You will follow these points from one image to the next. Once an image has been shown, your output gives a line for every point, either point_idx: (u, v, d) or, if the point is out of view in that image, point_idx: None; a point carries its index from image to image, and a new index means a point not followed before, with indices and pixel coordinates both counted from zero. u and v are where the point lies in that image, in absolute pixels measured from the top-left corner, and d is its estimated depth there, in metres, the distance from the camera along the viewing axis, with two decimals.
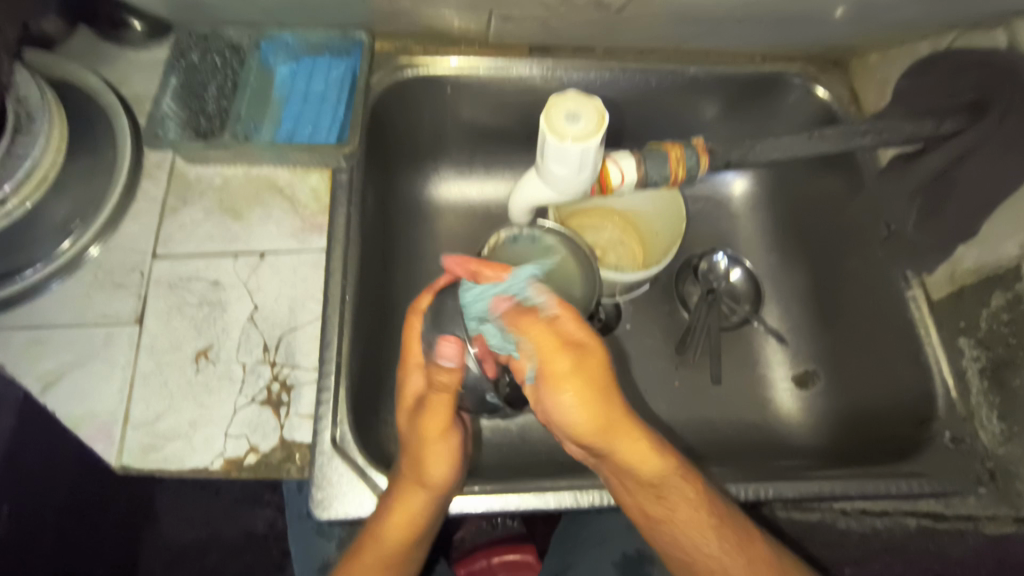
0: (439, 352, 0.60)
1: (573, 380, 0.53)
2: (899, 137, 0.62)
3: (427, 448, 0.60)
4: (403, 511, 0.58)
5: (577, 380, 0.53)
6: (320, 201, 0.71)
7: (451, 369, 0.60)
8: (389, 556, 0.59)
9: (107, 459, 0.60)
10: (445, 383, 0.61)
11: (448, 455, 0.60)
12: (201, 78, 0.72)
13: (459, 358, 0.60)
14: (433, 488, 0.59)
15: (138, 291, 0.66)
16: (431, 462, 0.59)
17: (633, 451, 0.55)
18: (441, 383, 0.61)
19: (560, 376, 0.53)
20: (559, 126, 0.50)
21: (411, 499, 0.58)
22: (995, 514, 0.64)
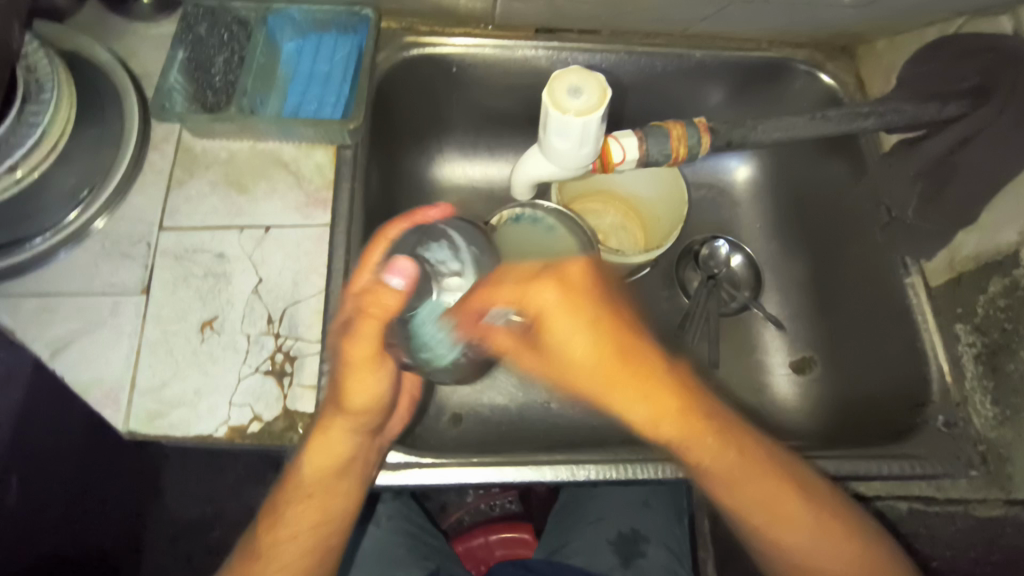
0: (390, 269, 0.52)
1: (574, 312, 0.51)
2: (900, 120, 0.63)
3: (352, 372, 0.57)
4: (325, 442, 0.59)
5: (591, 340, 0.52)
6: (325, 175, 0.72)
7: (399, 289, 0.52)
8: (320, 487, 0.60)
9: (113, 424, 0.61)
10: (393, 307, 0.53)
11: (377, 372, 0.58)
12: (208, 52, 0.71)
13: (409, 280, 0.52)
14: (355, 417, 0.59)
15: (144, 262, 0.67)
16: (355, 390, 0.58)
17: (658, 405, 0.54)
18: (386, 310, 0.53)
19: (567, 339, 0.52)
20: (562, 98, 0.51)
21: (337, 434, 0.59)
22: (985, 497, 0.65)
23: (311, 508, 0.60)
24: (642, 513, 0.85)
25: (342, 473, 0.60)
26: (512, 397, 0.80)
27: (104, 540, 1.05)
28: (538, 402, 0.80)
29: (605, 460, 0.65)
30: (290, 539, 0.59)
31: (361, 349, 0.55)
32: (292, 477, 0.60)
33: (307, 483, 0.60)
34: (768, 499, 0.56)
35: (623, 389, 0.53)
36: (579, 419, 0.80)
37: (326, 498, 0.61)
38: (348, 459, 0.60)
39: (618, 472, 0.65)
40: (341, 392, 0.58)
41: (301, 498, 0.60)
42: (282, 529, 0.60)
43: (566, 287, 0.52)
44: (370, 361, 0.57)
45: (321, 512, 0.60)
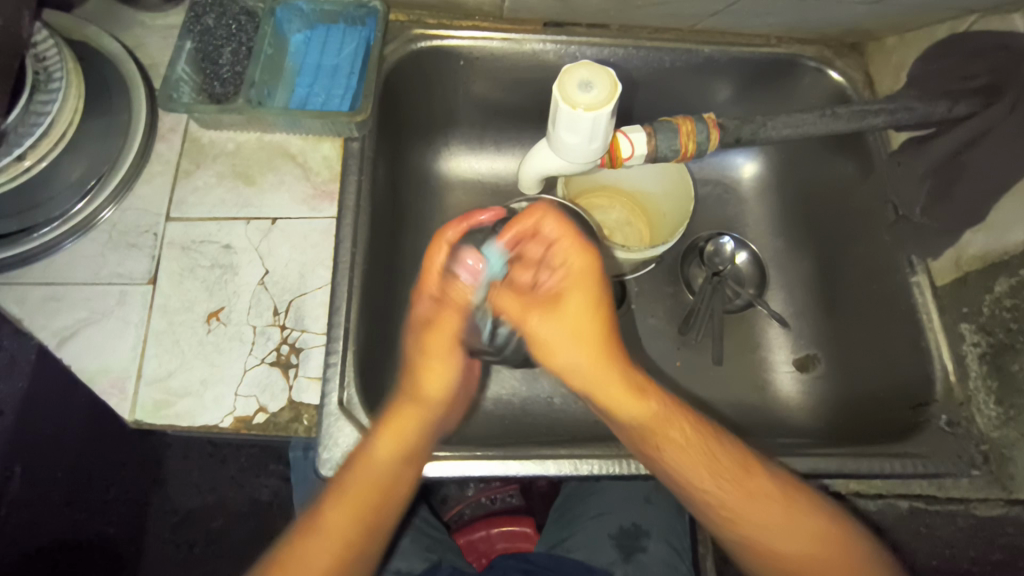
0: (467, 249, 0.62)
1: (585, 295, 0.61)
2: (909, 118, 0.63)
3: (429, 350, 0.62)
4: (399, 429, 0.59)
5: (587, 314, 0.60)
6: (332, 168, 0.72)
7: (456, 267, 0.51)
8: (378, 475, 0.58)
9: (120, 413, 0.62)
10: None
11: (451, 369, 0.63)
12: (215, 43, 0.71)
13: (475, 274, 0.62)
14: (425, 404, 0.61)
15: (152, 252, 0.67)
16: (433, 377, 0.62)
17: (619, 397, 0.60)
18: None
19: (576, 311, 0.60)
20: (571, 92, 0.50)
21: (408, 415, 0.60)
22: (986, 496, 0.65)
23: (366, 488, 0.58)
24: (644, 508, 0.85)
25: (408, 460, 0.60)
26: (516, 391, 0.81)
27: (105, 528, 1.05)
28: (541, 397, 0.81)
29: (608, 454, 0.66)
30: (341, 521, 0.57)
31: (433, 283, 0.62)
32: (359, 455, 0.59)
33: (379, 467, 0.58)
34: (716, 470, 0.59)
35: (606, 378, 0.60)
36: (582, 414, 0.80)
37: (378, 485, 0.58)
38: (409, 452, 0.60)
39: (621, 467, 0.65)
40: (418, 384, 0.62)
41: (365, 482, 0.58)
42: (333, 512, 0.57)
43: (587, 275, 0.62)
44: (441, 347, 0.62)
45: (371, 490, 0.58)
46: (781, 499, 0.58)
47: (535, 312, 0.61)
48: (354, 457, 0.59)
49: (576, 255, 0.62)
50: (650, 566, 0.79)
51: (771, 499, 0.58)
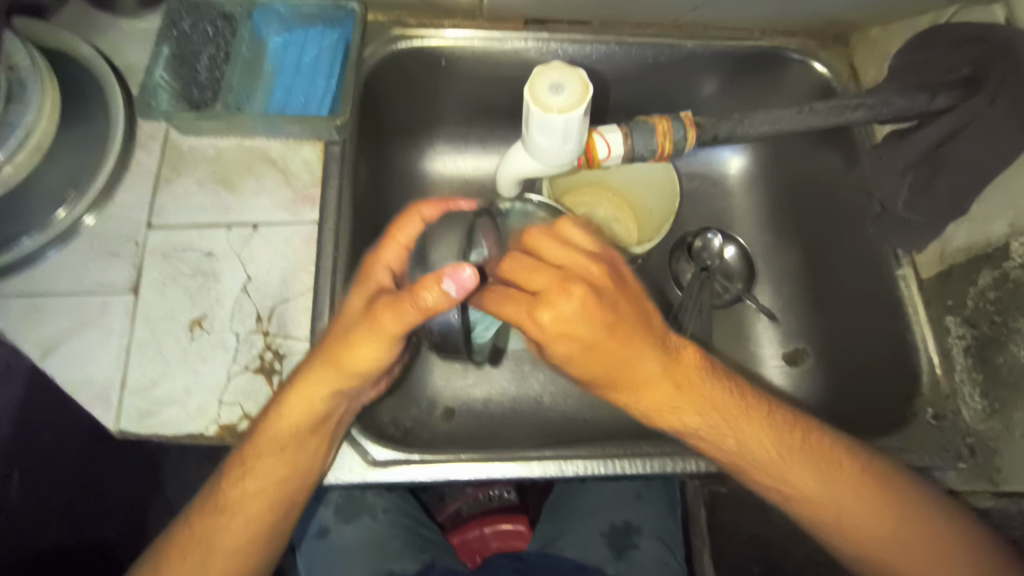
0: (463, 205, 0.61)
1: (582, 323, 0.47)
2: (890, 112, 0.62)
3: (364, 337, 0.52)
4: (303, 393, 0.55)
5: (603, 351, 0.49)
6: (312, 172, 0.72)
7: (449, 297, 0.48)
8: (286, 443, 0.57)
9: (105, 424, 0.62)
10: (428, 303, 0.49)
11: (383, 344, 0.52)
12: (192, 48, 0.71)
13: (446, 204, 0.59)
14: (343, 376, 0.55)
15: (132, 261, 0.67)
16: (342, 345, 0.53)
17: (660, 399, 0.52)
18: (421, 301, 0.49)
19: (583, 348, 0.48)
20: (543, 96, 0.50)
21: (317, 383, 0.55)
22: (974, 488, 0.66)
23: (269, 459, 0.57)
24: (634, 505, 0.85)
25: (316, 428, 0.57)
26: (505, 391, 0.81)
27: (104, 533, 1.04)
28: (531, 396, 0.81)
29: (594, 455, 0.66)
30: (253, 491, 0.57)
31: (395, 255, 0.56)
32: (268, 420, 0.57)
33: (279, 436, 0.57)
34: (684, 407, 0.53)
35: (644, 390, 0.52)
36: (571, 413, 0.80)
37: (295, 453, 0.57)
38: (317, 411, 0.56)
39: (608, 467, 0.66)
40: (340, 352, 0.53)
41: (269, 453, 0.57)
42: (244, 488, 0.57)
43: (579, 312, 0.47)
44: (385, 335, 0.52)
45: (275, 455, 0.57)
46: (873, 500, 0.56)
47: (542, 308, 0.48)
48: (261, 423, 0.57)
49: (576, 291, 0.47)
50: (642, 563, 0.79)
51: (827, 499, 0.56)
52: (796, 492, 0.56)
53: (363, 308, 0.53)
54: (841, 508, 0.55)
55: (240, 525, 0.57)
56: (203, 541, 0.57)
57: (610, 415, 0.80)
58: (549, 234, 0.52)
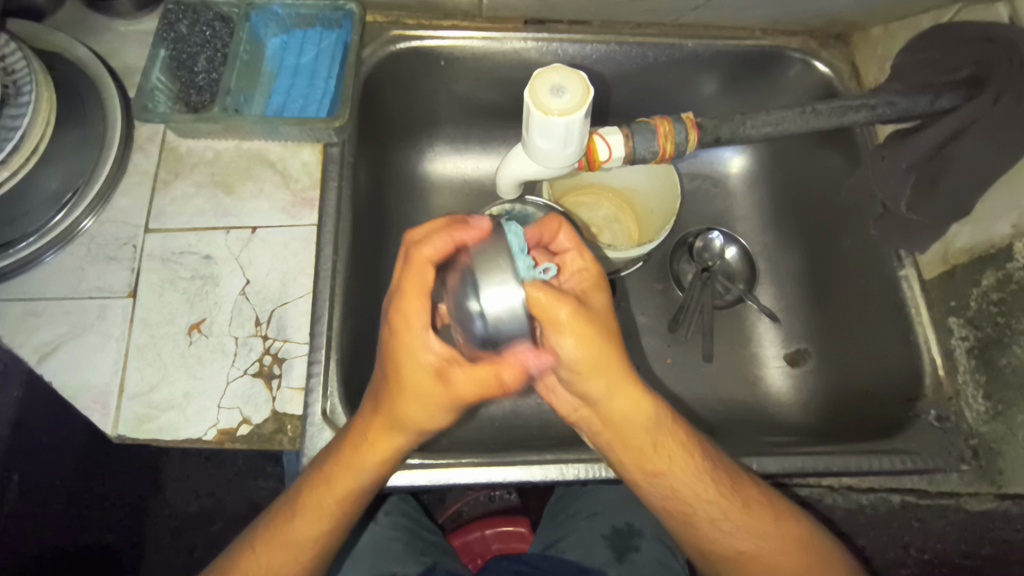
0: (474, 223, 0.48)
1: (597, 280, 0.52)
2: (892, 113, 0.62)
3: (436, 399, 0.50)
4: (369, 446, 0.55)
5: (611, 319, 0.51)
6: (311, 174, 0.71)
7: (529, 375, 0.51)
8: (354, 492, 0.56)
9: (103, 429, 0.61)
10: (509, 382, 0.51)
11: (451, 407, 0.52)
12: (189, 49, 0.70)
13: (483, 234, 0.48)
14: (413, 435, 0.54)
15: (130, 264, 0.66)
16: (404, 402, 0.52)
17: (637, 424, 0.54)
18: (503, 379, 0.50)
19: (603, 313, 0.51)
20: (544, 98, 0.49)
21: (392, 439, 0.54)
22: (977, 491, 0.66)
23: (335, 504, 0.55)
24: (636, 507, 0.85)
25: (381, 477, 0.57)
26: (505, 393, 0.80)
27: (104, 535, 1.04)
28: (531, 398, 0.80)
29: (595, 458, 0.65)
30: (309, 532, 0.56)
31: (425, 311, 0.48)
32: (332, 467, 0.55)
33: (355, 487, 0.56)
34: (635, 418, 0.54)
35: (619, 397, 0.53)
36: None
37: (358, 496, 0.57)
38: (385, 462, 0.56)
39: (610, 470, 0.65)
40: (410, 414, 0.52)
41: (338, 498, 0.55)
42: (299, 525, 0.56)
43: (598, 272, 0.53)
44: (456, 399, 0.51)
45: (341, 499, 0.56)
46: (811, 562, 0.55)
47: (566, 308, 0.46)
48: (325, 470, 0.56)
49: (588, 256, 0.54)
50: (643, 566, 0.78)
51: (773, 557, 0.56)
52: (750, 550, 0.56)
53: (428, 373, 0.49)
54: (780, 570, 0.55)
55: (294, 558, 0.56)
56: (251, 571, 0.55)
57: None
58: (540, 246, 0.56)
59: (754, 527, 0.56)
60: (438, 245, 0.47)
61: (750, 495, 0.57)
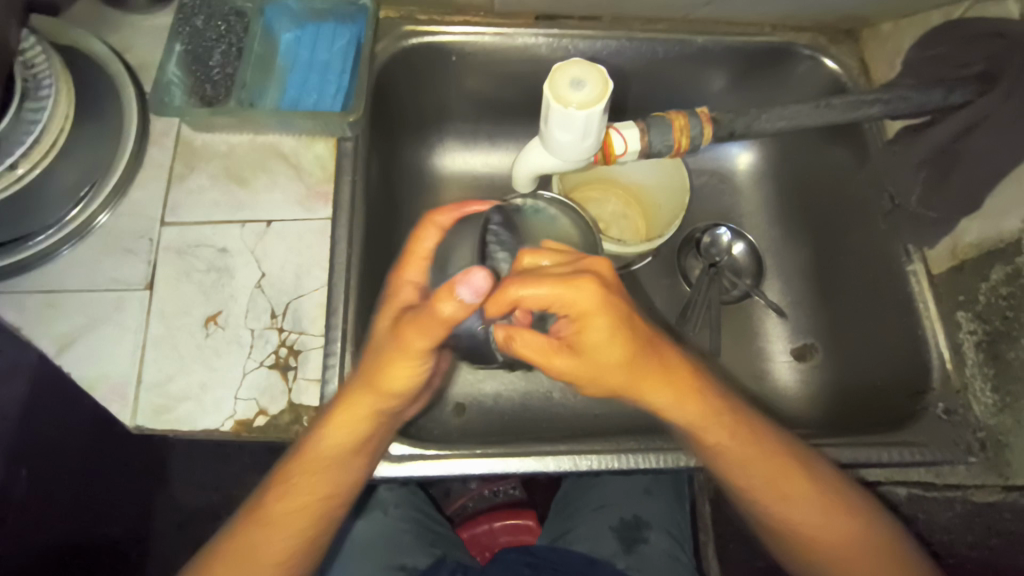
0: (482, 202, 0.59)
1: (598, 314, 0.48)
2: (905, 108, 0.62)
3: (397, 358, 0.52)
4: (342, 413, 0.55)
5: (613, 344, 0.49)
6: (325, 168, 0.72)
7: (466, 305, 0.48)
8: (328, 461, 0.56)
9: (121, 419, 0.62)
10: (447, 315, 0.49)
11: (414, 362, 0.53)
12: (205, 44, 0.71)
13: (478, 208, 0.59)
14: (383, 399, 0.55)
15: (147, 257, 0.67)
16: (375, 359, 0.54)
17: (691, 412, 0.54)
18: (440, 313, 0.49)
19: (602, 341, 0.49)
20: (563, 91, 0.50)
21: (358, 401, 0.55)
22: (983, 483, 0.65)
23: (311, 479, 0.56)
24: (643, 499, 0.86)
25: (357, 447, 0.57)
26: (516, 386, 0.81)
27: (112, 529, 1.07)
28: (541, 392, 0.81)
29: (607, 449, 0.66)
30: (289, 512, 0.57)
31: (416, 270, 0.57)
32: (311, 438, 0.57)
33: (326, 456, 0.56)
34: (683, 401, 0.54)
35: (654, 390, 0.53)
36: (582, 408, 0.80)
37: (335, 469, 0.57)
38: (358, 429, 0.56)
39: (621, 462, 0.66)
40: (376, 374, 0.54)
41: (314, 472, 0.56)
42: (277, 504, 0.57)
43: (597, 300, 0.48)
44: (415, 352, 0.52)
45: (315, 475, 0.56)
46: (819, 502, 0.57)
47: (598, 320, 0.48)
48: (302, 442, 0.57)
49: (583, 280, 0.48)
50: (652, 558, 0.79)
51: (795, 512, 0.57)
52: (820, 535, 0.57)
53: (393, 327, 0.54)
54: (804, 521, 0.57)
55: (274, 540, 0.56)
56: (242, 559, 0.56)
57: (620, 411, 0.80)
58: (521, 278, 0.49)
59: (780, 480, 0.57)
60: (451, 217, 0.56)
61: (750, 447, 0.56)
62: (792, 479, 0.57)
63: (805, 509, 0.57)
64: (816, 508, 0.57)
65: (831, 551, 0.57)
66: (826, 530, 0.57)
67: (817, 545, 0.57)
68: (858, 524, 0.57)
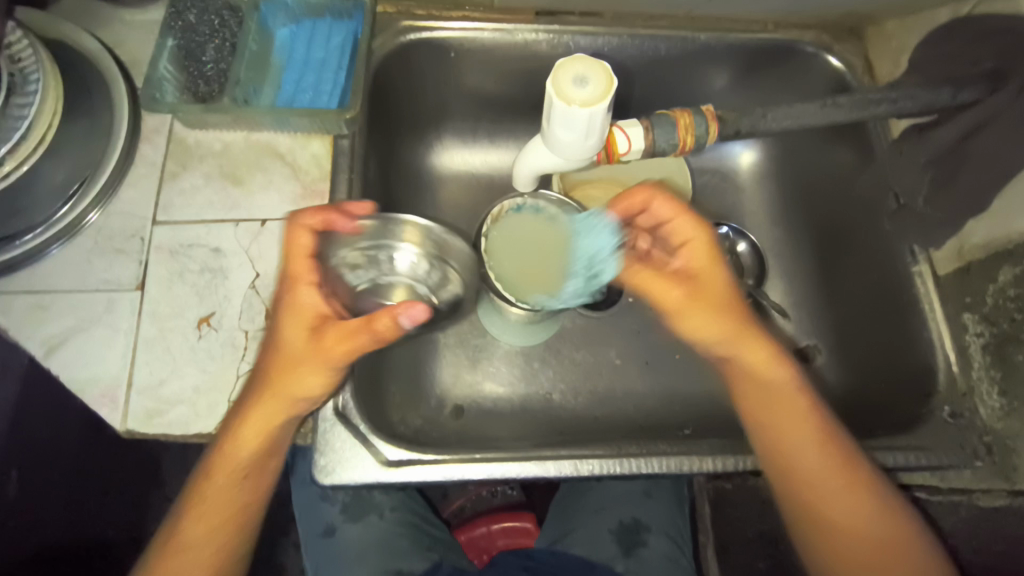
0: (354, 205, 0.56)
1: (700, 236, 0.61)
2: (914, 107, 0.61)
3: (305, 366, 0.53)
4: (249, 421, 0.55)
5: (713, 269, 0.60)
6: (321, 166, 0.70)
7: (402, 328, 0.53)
8: (244, 466, 0.56)
9: (111, 423, 0.60)
10: (380, 332, 0.52)
11: (325, 371, 0.54)
12: (197, 39, 0.69)
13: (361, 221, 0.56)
14: (289, 403, 0.55)
15: (138, 257, 0.66)
16: (281, 370, 0.54)
17: (782, 396, 0.60)
18: (375, 329, 0.52)
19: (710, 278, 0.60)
20: (566, 88, 0.49)
21: (271, 404, 0.55)
22: (989, 488, 0.65)
23: (224, 490, 0.56)
24: (643, 502, 0.85)
25: (269, 448, 0.57)
26: (515, 388, 0.80)
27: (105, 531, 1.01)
28: (540, 394, 0.80)
29: (608, 454, 0.65)
30: (205, 532, 0.56)
31: (306, 269, 0.53)
32: (222, 447, 0.56)
33: (240, 464, 0.56)
34: (759, 367, 0.60)
35: (751, 340, 0.60)
36: (582, 411, 0.79)
37: (253, 476, 0.57)
38: (267, 439, 0.56)
39: (622, 466, 0.65)
40: (280, 377, 0.54)
41: (228, 481, 0.56)
42: (193, 528, 0.56)
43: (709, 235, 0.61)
44: (325, 362, 0.53)
45: (231, 483, 0.56)
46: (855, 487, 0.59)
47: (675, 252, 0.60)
48: (214, 452, 0.57)
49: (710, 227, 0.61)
50: (652, 562, 0.78)
51: (827, 491, 0.59)
52: (843, 508, 0.59)
53: (301, 339, 0.53)
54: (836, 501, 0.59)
55: (199, 559, 0.56)
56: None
57: (621, 413, 0.79)
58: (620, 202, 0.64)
59: (842, 485, 0.59)
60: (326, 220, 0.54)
61: (796, 411, 0.60)
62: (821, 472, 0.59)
63: (838, 490, 0.59)
64: (851, 492, 0.59)
65: (860, 536, 0.58)
66: (858, 506, 0.58)
67: (843, 522, 0.59)
68: (885, 508, 0.59)
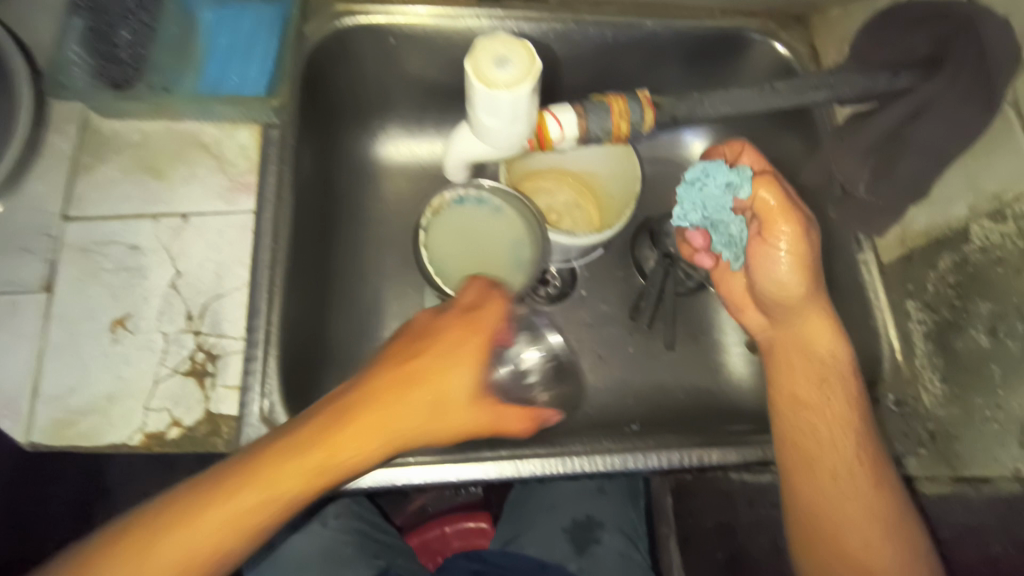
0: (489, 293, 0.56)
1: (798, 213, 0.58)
2: (850, 92, 0.61)
3: (419, 417, 0.48)
4: (330, 459, 0.46)
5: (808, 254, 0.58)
6: (249, 158, 0.66)
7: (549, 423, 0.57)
8: (272, 509, 0.45)
9: (14, 435, 0.56)
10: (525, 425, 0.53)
11: (436, 428, 0.49)
12: (110, 20, 0.65)
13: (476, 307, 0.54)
14: (374, 448, 0.47)
15: (46, 256, 0.61)
16: (404, 416, 0.47)
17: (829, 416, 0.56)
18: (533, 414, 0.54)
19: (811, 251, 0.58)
20: (486, 70, 0.46)
21: (342, 449, 0.46)
22: (935, 475, 0.63)
23: (224, 530, 0.44)
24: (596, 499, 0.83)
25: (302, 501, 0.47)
26: None
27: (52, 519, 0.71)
28: None
29: (550, 453, 0.63)
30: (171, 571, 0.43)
31: (475, 341, 0.51)
32: (255, 474, 0.45)
33: (264, 502, 0.45)
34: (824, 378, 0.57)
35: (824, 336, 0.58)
36: None
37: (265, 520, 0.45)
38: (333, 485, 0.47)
39: (565, 465, 0.63)
40: (385, 415, 0.47)
41: (230, 518, 0.44)
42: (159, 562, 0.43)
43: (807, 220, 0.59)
44: (450, 419, 0.49)
45: (244, 524, 0.44)
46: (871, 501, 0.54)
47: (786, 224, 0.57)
48: (233, 476, 0.45)
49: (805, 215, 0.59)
50: (604, 558, 0.77)
51: (857, 514, 0.53)
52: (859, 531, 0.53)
53: (430, 398, 0.48)
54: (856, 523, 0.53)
55: None
56: None
57: None
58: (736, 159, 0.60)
59: (867, 504, 0.54)
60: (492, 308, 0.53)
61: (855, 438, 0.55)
62: (848, 483, 0.54)
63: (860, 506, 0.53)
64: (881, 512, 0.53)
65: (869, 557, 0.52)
66: (866, 521, 0.53)
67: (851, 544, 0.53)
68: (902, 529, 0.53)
